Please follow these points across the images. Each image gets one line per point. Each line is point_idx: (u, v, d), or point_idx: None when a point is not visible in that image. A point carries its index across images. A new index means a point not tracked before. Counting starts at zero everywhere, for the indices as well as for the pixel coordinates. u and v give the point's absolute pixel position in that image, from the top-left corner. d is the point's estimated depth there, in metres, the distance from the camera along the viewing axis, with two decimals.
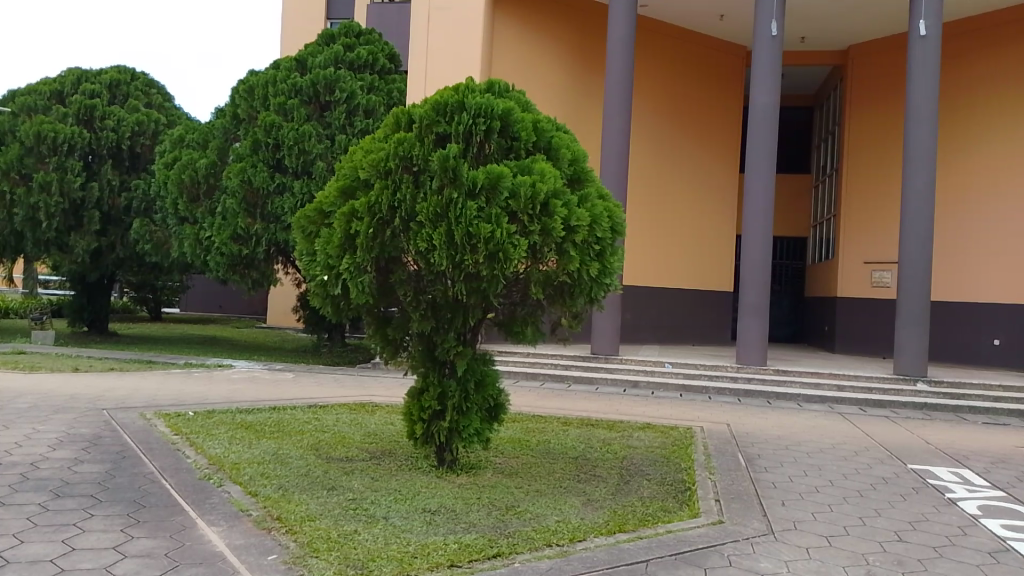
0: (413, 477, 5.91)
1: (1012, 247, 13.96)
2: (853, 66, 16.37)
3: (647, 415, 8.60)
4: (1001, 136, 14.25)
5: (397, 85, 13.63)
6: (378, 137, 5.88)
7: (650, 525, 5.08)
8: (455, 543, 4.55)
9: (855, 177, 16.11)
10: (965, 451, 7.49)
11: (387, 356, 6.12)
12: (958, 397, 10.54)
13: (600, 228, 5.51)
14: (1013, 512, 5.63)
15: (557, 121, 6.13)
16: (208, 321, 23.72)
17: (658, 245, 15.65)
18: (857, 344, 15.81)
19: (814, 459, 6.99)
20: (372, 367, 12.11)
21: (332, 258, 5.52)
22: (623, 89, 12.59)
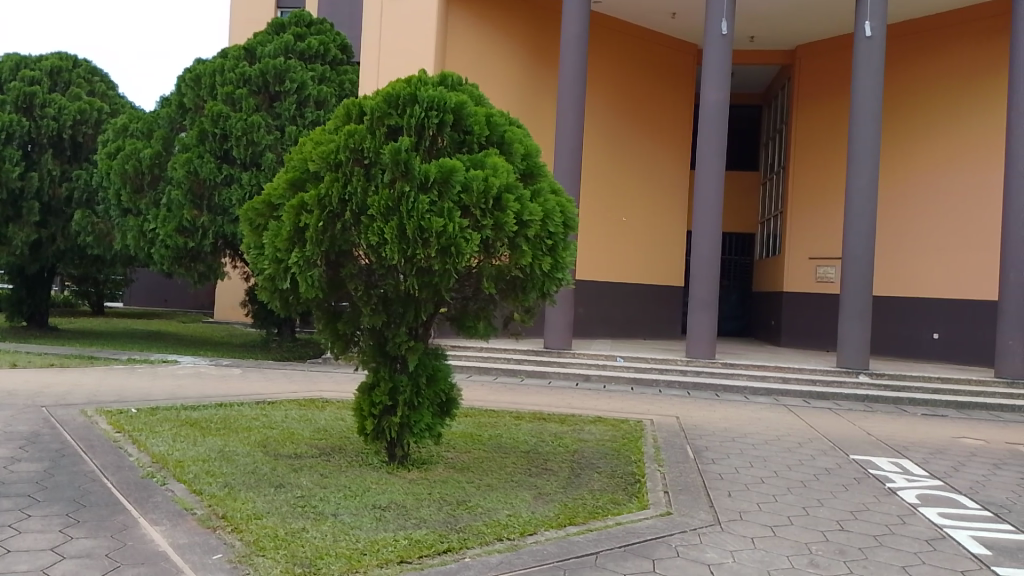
0: (363, 473, 5.85)
1: (946, 241, 14.45)
2: (801, 66, 16.72)
3: (597, 409, 8.65)
4: (938, 135, 14.76)
5: (349, 76, 13.53)
6: (329, 129, 5.79)
7: (599, 517, 5.14)
8: (405, 539, 4.53)
9: (803, 175, 16.48)
10: (905, 442, 7.71)
11: (337, 352, 6.02)
12: (898, 389, 10.90)
13: (552, 224, 5.53)
14: (950, 501, 5.83)
15: (510, 116, 6.10)
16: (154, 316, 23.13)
17: (611, 239, 15.75)
18: (803, 338, 16.19)
19: (760, 450, 7.13)
20: (322, 362, 11.94)
21: (281, 251, 5.43)
22: (577, 85, 12.62)
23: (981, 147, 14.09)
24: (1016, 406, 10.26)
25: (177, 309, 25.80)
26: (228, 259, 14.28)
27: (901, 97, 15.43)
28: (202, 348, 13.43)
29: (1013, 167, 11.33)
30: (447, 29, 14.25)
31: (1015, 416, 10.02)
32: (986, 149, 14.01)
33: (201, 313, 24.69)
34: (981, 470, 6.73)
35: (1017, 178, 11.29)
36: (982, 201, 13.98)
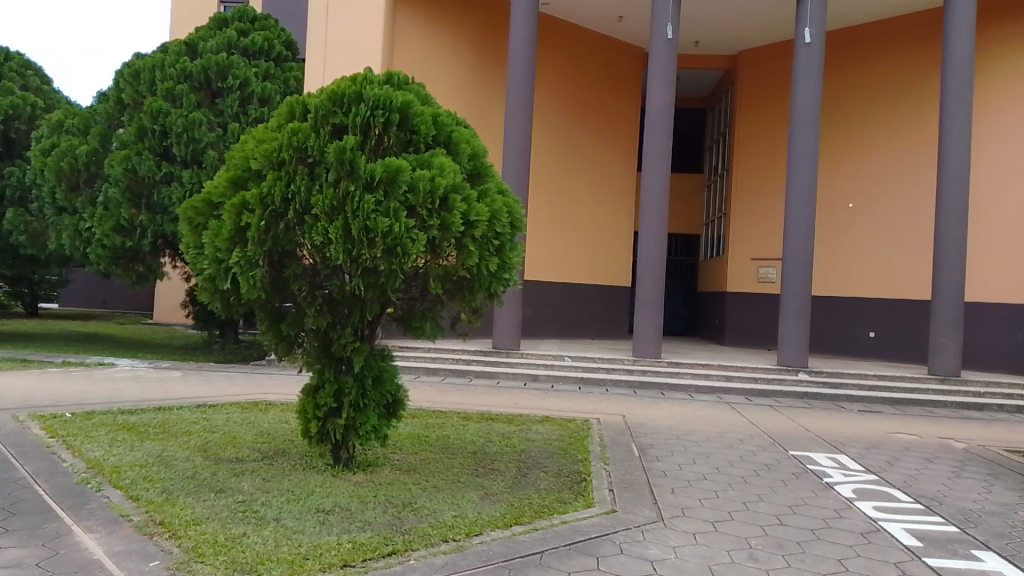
0: (307, 476, 5.76)
1: (883, 242, 14.89)
2: (744, 71, 17.07)
3: (546, 409, 8.70)
4: (877, 140, 15.20)
5: (294, 74, 13.33)
6: (272, 126, 5.69)
7: (545, 516, 5.16)
8: (348, 543, 4.48)
9: (745, 177, 16.85)
10: (842, 438, 7.94)
11: (280, 353, 5.91)
12: (836, 386, 11.22)
13: (500, 224, 5.55)
14: (883, 495, 6.02)
15: (457, 116, 6.09)
16: (91, 318, 22.41)
17: (559, 239, 15.83)
18: (744, 335, 16.55)
19: (702, 447, 7.26)
20: (266, 364, 11.73)
21: (221, 251, 5.32)
22: (526, 87, 12.66)
23: (916, 150, 14.57)
24: (947, 402, 10.67)
25: (115, 311, 25.04)
26: (167, 259, 13.91)
27: (841, 102, 15.86)
28: (141, 350, 13.08)
29: (946, 171, 11.77)
30: (395, 31, 14.14)
31: (947, 411, 10.41)
32: (921, 153, 14.50)
33: (141, 314, 24.02)
34: (913, 464, 6.97)
35: (948, 181, 11.74)
36: (917, 203, 14.46)
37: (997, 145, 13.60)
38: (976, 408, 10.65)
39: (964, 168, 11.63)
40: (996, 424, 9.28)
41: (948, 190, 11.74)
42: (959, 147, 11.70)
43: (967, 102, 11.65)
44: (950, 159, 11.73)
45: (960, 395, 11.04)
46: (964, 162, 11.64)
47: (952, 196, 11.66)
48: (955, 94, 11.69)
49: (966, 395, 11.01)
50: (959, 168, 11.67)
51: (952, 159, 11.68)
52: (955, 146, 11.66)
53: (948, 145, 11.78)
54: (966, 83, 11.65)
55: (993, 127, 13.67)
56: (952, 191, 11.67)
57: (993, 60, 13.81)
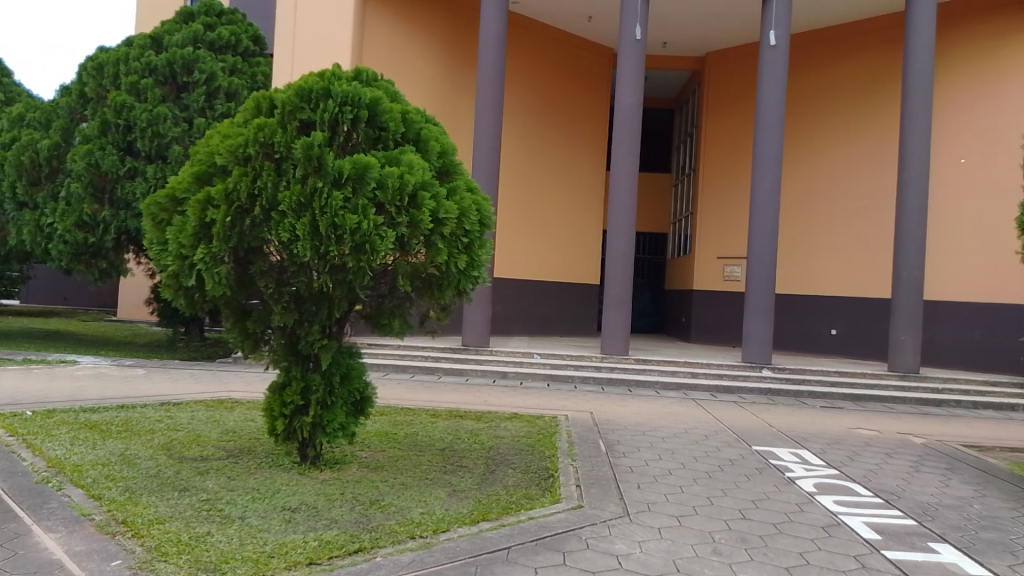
0: (273, 475, 5.72)
1: (847, 241, 15.16)
2: (712, 72, 17.25)
3: (514, 406, 8.73)
4: (842, 141, 15.45)
5: (261, 69, 13.20)
6: (238, 121, 5.64)
7: (512, 512, 5.19)
8: (314, 541, 4.46)
9: (712, 177, 17.05)
10: (804, 433, 8.09)
11: (247, 351, 5.86)
12: (800, 383, 11.42)
13: (468, 222, 5.55)
14: (844, 489, 6.14)
15: (426, 113, 6.07)
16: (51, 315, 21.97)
17: (529, 238, 15.87)
18: (711, 334, 16.76)
19: (668, 443, 7.35)
20: (232, 362, 11.61)
21: (186, 248, 5.27)
22: (496, 85, 12.68)
23: (880, 151, 14.83)
24: (907, 398, 10.91)
25: (76, 308, 24.53)
26: (130, 255, 13.69)
27: (807, 104, 16.10)
28: (103, 348, 12.86)
29: (907, 172, 12.03)
30: (364, 30, 14.04)
31: (906, 408, 10.66)
32: (884, 154, 14.76)
33: (104, 312, 23.61)
34: (873, 459, 7.12)
35: (909, 182, 12.01)
36: (880, 203, 14.72)
37: (958, 147, 13.92)
38: (934, 405, 10.92)
39: (924, 170, 11.90)
40: (954, 419, 9.52)
41: (909, 191, 12.00)
42: (919, 148, 11.96)
43: (927, 105, 11.91)
44: (911, 160, 12.00)
45: (920, 392, 11.30)
46: (924, 164, 11.91)
47: (912, 196, 11.92)
48: (916, 97, 11.95)
49: (926, 392, 11.28)
50: (919, 169, 11.94)
51: (912, 161, 11.94)
52: (915, 147, 11.92)
53: (909, 147, 12.04)
54: (927, 86, 11.92)
55: (954, 129, 14.00)
56: (912, 192, 11.93)
57: (954, 64, 14.15)
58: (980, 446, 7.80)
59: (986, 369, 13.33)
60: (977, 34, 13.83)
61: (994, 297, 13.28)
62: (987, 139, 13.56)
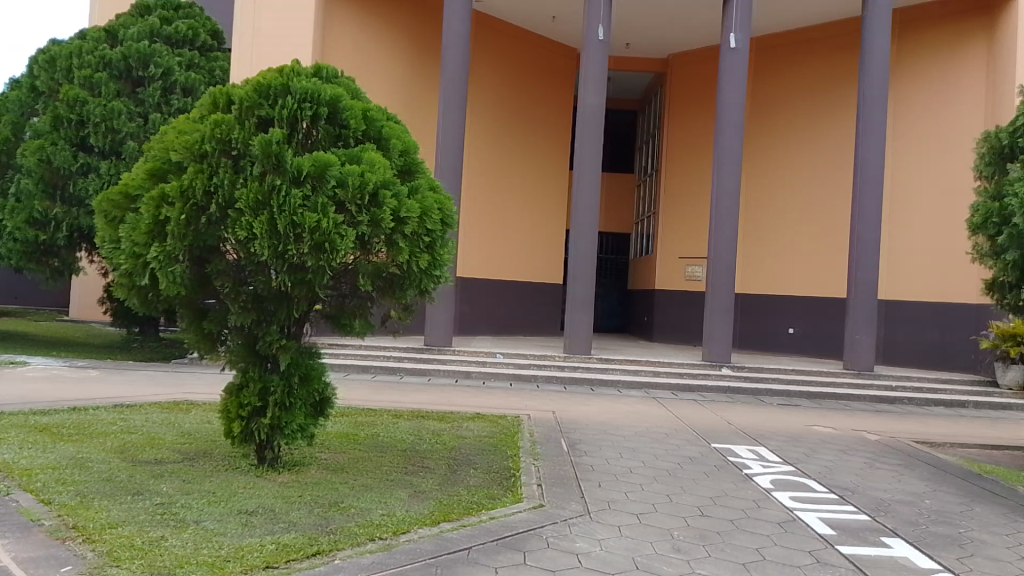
0: (230, 477, 5.63)
1: (805, 241, 15.42)
2: (674, 73, 17.42)
3: (477, 406, 8.71)
4: (801, 143, 15.71)
5: (220, 64, 12.98)
6: (194, 118, 5.54)
7: (474, 513, 5.18)
8: (272, 544, 4.40)
9: (673, 177, 17.22)
10: (762, 431, 8.21)
11: (203, 351, 5.77)
12: (757, 381, 11.61)
13: (430, 220, 5.52)
14: (800, 486, 6.25)
15: (388, 111, 6.01)
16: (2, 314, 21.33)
17: (492, 237, 15.87)
18: (672, 333, 16.95)
19: (630, 442, 7.40)
20: (189, 363, 11.39)
21: (140, 246, 5.16)
22: (459, 84, 12.62)
23: (838, 153, 15.11)
24: (862, 396, 11.15)
25: (29, 307, 23.89)
26: (84, 253, 13.35)
27: (766, 106, 16.34)
28: (55, 349, 12.51)
29: (863, 174, 12.27)
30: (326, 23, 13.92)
31: (861, 405, 10.89)
32: (842, 156, 15.04)
33: (57, 312, 23.02)
34: (829, 455, 7.26)
35: (864, 184, 12.27)
36: (838, 205, 14.99)
37: (912, 149, 14.27)
38: (889, 402, 11.18)
39: (878, 173, 12.17)
40: (907, 416, 9.76)
41: (865, 193, 12.25)
42: (875, 151, 12.22)
43: (882, 109, 12.17)
44: (866, 163, 12.25)
45: (874, 389, 11.56)
46: (878, 167, 12.19)
47: (868, 198, 12.18)
48: (872, 102, 12.20)
49: (880, 389, 11.54)
50: (874, 172, 12.20)
51: (868, 164, 12.19)
52: (871, 150, 12.17)
53: (864, 150, 12.30)
54: (882, 91, 12.19)
55: (910, 133, 14.34)
56: (868, 193, 12.18)
57: (909, 70, 14.49)
58: (931, 441, 8.01)
59: (938, 366, 13.68)
60: (929, 40, 14.21)
61: (947, 297, 13.59)
62: (941, 142, 13.89)
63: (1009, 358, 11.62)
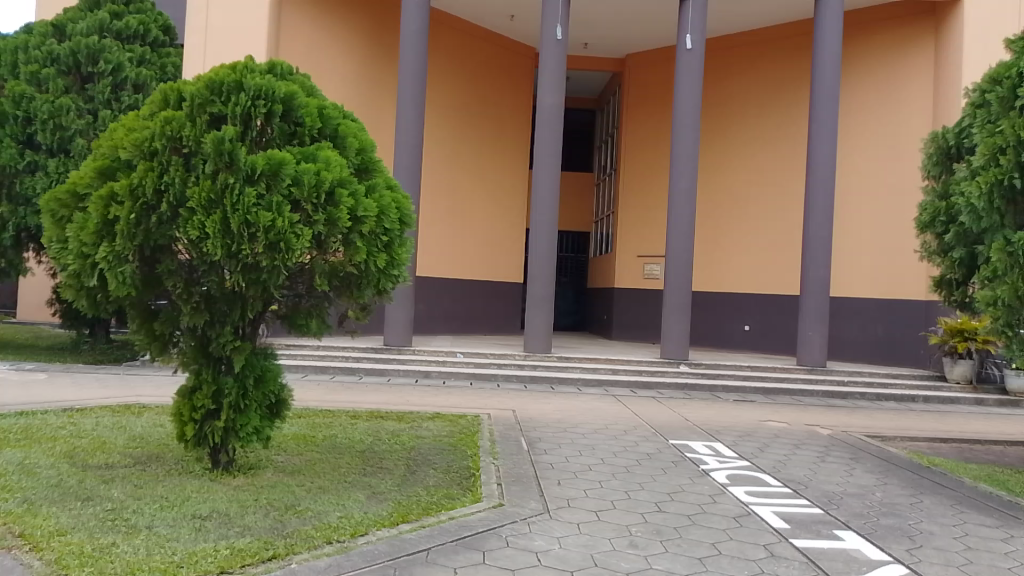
0: (183, 482, 5.53)
1: (758, 240, 15.68)
2: (631, 73, 17.55)
3: (435, 405, 8.68)
4: (755, 143, 15.97)
5: (171, 60, 12.73)
6: (144, 115, 5.43)
7: (433, 513, 5.17)
8: (226, 549, 4.33)
9: (630, 176, 17.37)
10: (718, 427, 8.33)
11: (154, 353, 5.66)
12: (713, 377, 11.79)
13: (388, 220, 5.47)
14: (755, 480, 6.36)
15: (344, 109, 5.95)
16: None
17: (451, 235, 15.84)
18: (631, 330, 17.09)
19: (588, 439, 7.44)
20: (142, 365, 11.17)
21: (87, 246, 5.05)
22: (417, 83, 12.57)
23: (790, 153, 15.39)
24: (815, 391, 11.38)
25: None
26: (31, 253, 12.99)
27: (720, 106, 16.56)
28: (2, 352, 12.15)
29: (815, 174, 12.50)
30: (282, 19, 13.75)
31: (813, 399, 11.11)
32: (794, 156, 15.33)
33: (4, 313, 22.36)
34: (782, 450, 7.39)
35: (816, 184, 12.50)
36: (791, 204, 15.26)
37: (860, 150, 14.63)
38: (840, 397, 11.40)
39: (830, 173, 12.41)
40: (858, 411, 9.98)
41: (816, 193, 12.48)
42: (826, 152, 12.48)
43: (833, 110, 12.43)
44: (818, 164, 12.48)
45: (827, 383, 11.80)
46: (830, 168, 12.43)
47: (819, 197, 12.41)
48: (824, 103, 12.44)
49: (832, 384, 11.78)
50: (826, 173, 12.44)
51: (819, 165, 12.43)
52: (822, 151, 12.42)
53: (817, 151, 12.54)
54: (834, 93, 12.43)
55: (861, 133, 14.66)
56: (820, 193, 12.42)
57: (860, 73, 14.81)
58: (881, 435, 8.22)
59: (888, 361, 13.99)
60: (878, 42, 14.55)
61: (897, 294, 13.91)
62: (892, 144, 14.20)
63: (956, 353, 11.96)
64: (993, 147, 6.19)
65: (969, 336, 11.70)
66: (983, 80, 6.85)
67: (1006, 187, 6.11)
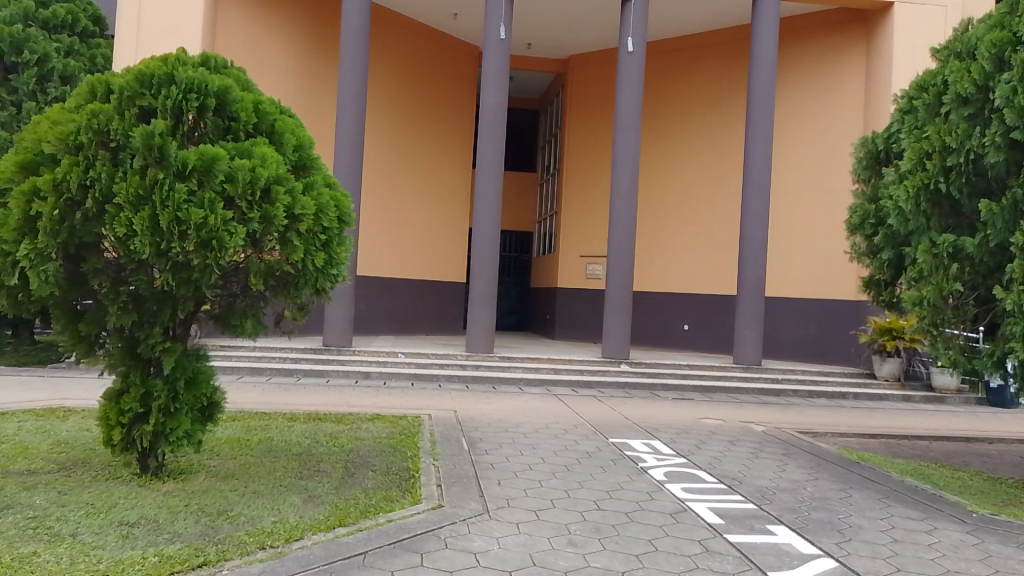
0: (110, 488, 5.34)
1: (696, 239, 15.99)
2: (575, 73, 17.68)
3: (375, 406, 8.58)
4: (693, 144, 16.27)
5: (101, 51, 12.44)
6: (69, 107, 5.20)
7: (371, 515, 5.10)
8: (155, 556, 4.19)
9: (573, 176, 17.49)
10: (656, 425, 8.44)
11: (79, 355, 5.43)
12: (652, 376, 11.96)
13: (326, 218, 5.35)
14: (691, 476, 6.47)
15: (281, 104, 5.80)
16: None
17: (392, 234, 15.67)
18: (573, 330, 17.23)
19: (529, 438, 7.46)
20: (69, 367, 10.74)
21: (7, 243, 4.84)
22: (357, 79, 12.41)
23: (728, 154, 15.73)
24: (750, 389, 11.65)
25: None
26: None
27: (661, 107, 16.82)
28: None
29: (751, 177, 12.80)
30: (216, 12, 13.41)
31: (748, 397, 11.37)
32: (730, 158, 15.69)
33: None
34: (718, 447, 7.54)
35: (752, 187, 12.80)
36: (728, 205, 15.60)
37: (794, 152, 15.05)
38: (774, 394, 11.67)
39: (765, 176, 12.72)
40: (791, 407, 10.25)
41: (752, 195, 12.78)
42: (761, 155, 12.78)
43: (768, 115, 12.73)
44: (754, 167, 12.78)
45: (762, 381, 12.09)
46: (765, 171, 12.74)
47: (755, 199, 12.72)
48: (760, 108, 12.73)
49: (766, 381, 12.08)
50: (761, 176, 12.76)
51: (755, 168, 12.74)
52: (757, 155, 12.73)
53: (753, 154, 12.84)
54: (769, 98, 12.73)
55: (797, 137, 15.06)
56: (755, 195, 12.72)
57: (795, 78, 15.23)
58: (813, 431, 8.45)
59: (821, 360, 14.42)
60: (812, 49, 14.97)
61: (829, 294, 14.33)
62: (826, 148, 14.61)
63: (885, 351, 12.40)
64: (920, 152, 6.45)
65: (897, 336, 12.13)
66: (910, 87, 7.11)
67: (933, 191, 6.36)
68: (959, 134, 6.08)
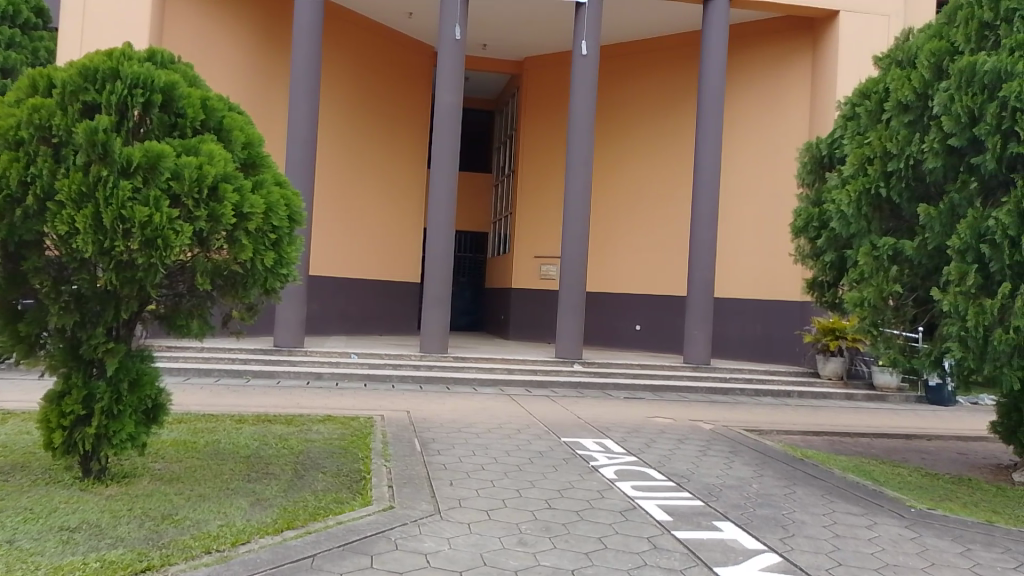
0: (49, 492, 5.21)
1: (649, 240, 16.19)
2: (531, 74, 17.74)
3: (326, 407, 8.51)
4: (647, 146, 16.46)
5: (45, 44, 12.04)
6: (10, 101, 5.06)
7: (320, 518, 5.06)
8: (96, 562, 4.09)
9: (529, 176, 17.57)
10: (607, 424, 8.53)
11: (21, 356, 5.25)
12: (605, 375, 12.08)
13: (276, 217, 5.27)
14: (641, 474, 6.55)
15: (230, 101, 5.71)
16: None
17: (344, 233, 15.55)
18: (527, 330, 17.31)
19: (481, 438, 7.47)
20: (8, 368, 10.43)
21: None
22: (309, 78, 12.28)
23: (681, 156, 15.96)
24: (700, 388, 11.84)
25: None
26: None
27: (615, 108, 16.96)
28: None
29: (701, 181, 13.01)
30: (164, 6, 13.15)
31: (698, 396, 11.56)
32: (682, 161, 15.93)
33: None
34: (667, 445, 7.64)
35: (702, 189, 13.01)
36: (681, 207, 15.84)
37: (744, 155, 15.34)
38: (723, 393, 11.88)
39: (715, 180, 12.94)
40: (740, 406, 10.44)
41: (701, 198, 13.01)
42: (711, 159, 13.00)
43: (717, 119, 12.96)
44: (704, 171, 13.00)
45: (710, 380, 12.32)
46: (715, 175, 12.97)
47: (704, 202, 12.94)
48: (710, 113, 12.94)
49: (715, 380, 12.29)
50: (710, 179, 12.98)
51: (705, 171, 12.96)
52: (708, 158, 12.95)
53: (703, 158, 13.05)
54: (719, 103, 12.96)
55: (748, 140, 15.35)
56: (705, 198, 12.94)
57: (746, 82, 15.50)
58: (759, 429, 8.63)
59: (767, 358, 14.73)
60: (763, 54, 15.26)
61: (776, 295, 14.66)
62: (775, 151, 14.92)
63: (829, 351, 12.72)
64: (862, 157, 6.64)
65: (839, 335, 12.45)
66: (852, 94, 7.30)
67: (874, 196, 6.54)
68: (900, 140, 6.28)
